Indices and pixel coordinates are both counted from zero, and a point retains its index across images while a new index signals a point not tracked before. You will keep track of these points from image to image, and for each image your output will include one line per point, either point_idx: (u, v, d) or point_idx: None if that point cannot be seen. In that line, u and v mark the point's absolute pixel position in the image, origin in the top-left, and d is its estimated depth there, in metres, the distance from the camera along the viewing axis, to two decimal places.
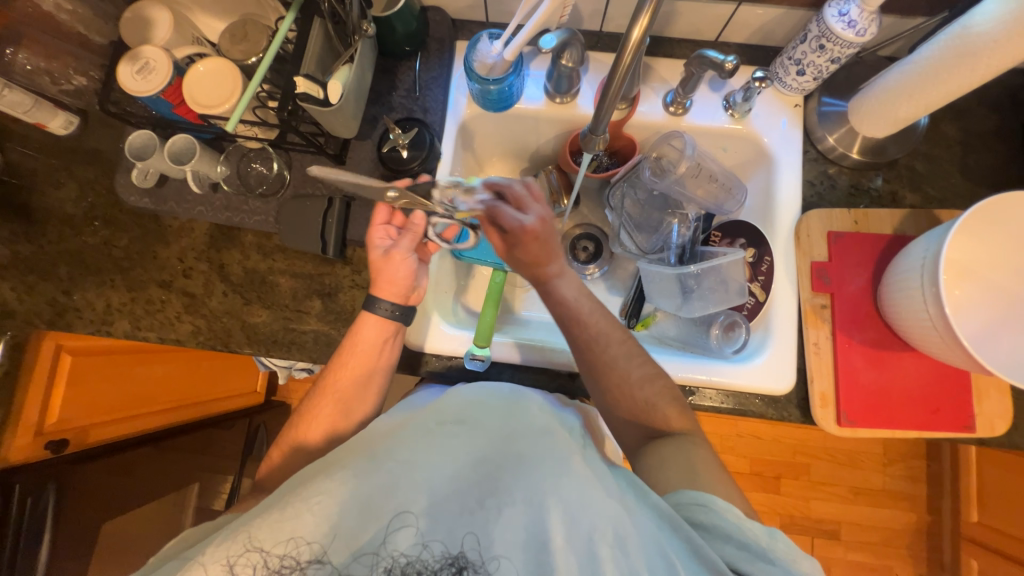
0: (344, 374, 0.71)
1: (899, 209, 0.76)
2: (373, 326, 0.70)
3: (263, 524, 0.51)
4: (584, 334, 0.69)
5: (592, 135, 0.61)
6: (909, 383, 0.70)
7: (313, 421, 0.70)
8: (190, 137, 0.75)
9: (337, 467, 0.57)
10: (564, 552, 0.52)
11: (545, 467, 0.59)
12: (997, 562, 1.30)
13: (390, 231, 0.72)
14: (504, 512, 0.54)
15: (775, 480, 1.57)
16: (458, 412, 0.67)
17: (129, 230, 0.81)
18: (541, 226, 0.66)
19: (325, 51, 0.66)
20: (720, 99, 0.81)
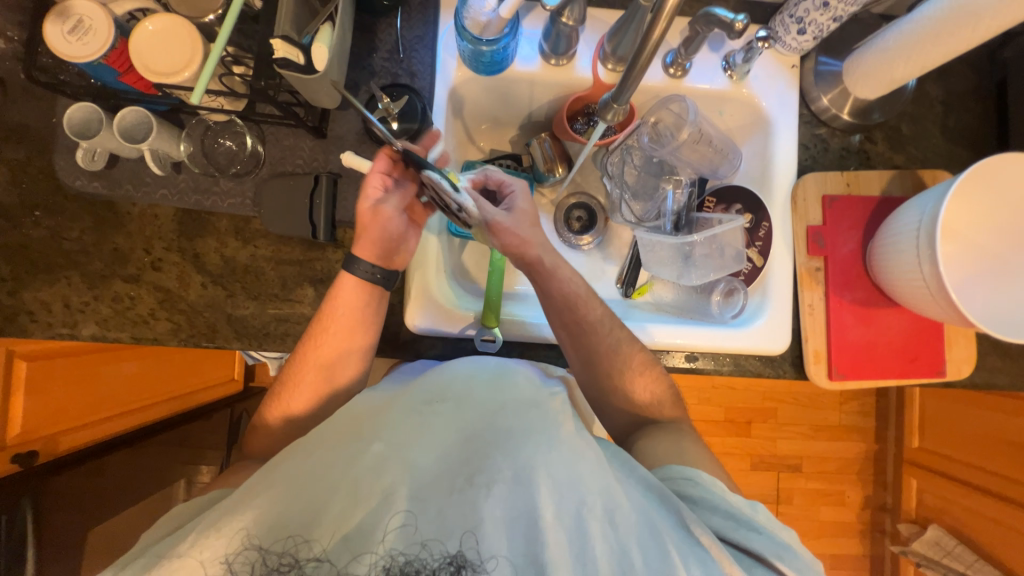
0: (324, 348, 0.67)
1: (886, 171, 0.79)
2: (352, 289, 0.67)
3: (250, 517, 0.49)
4: (589, 314, 0.70)
5: (611, 104, 0.61)
6: (892, 336, 0.76)
7: (292, 394, 0.68)
8: (143, 111, 0.65)
9: (321, 449, 0.55)
10: (554, 528, 0.49)
11: (532, 438, 0.55)
12: (935, 480, 1.48)
13: (385, 182, 0.68)
14: (492, 492, 0.51)
15: (746, 424, 1.69)
16: (441, 389, 0.61)
17: (80, 220, 0.71)
18: (516, 216, 0.69)
19: (302, 6, 0.57)
20: (719, 60, 0.78)
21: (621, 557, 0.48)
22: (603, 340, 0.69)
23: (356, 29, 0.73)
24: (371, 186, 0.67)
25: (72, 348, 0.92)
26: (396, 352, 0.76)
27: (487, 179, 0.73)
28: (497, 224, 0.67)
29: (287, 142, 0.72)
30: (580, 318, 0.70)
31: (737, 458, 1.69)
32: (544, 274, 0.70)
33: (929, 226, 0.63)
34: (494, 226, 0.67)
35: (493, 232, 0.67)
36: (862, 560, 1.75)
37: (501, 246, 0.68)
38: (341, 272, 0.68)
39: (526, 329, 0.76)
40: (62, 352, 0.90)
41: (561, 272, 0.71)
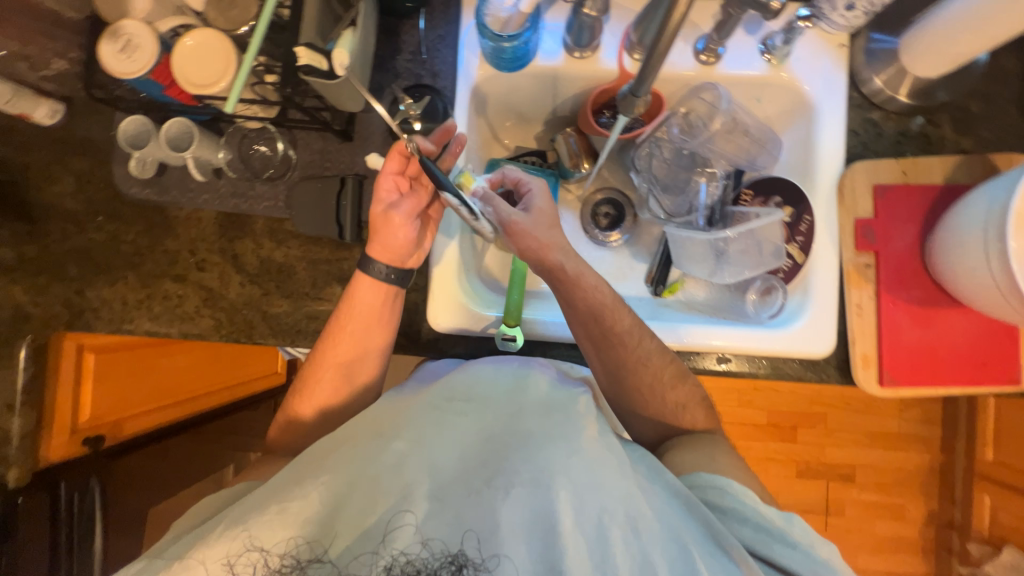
0: (343, 346, 0.69)
1: (950, 156, 0.71)
2: (369, 290, 0.69)
3: (258, 523, 0.50)
4: (617, 325, 0.67)
5: (634, 95, 0.57)
6: (956, 339, 0.68)
7: (314, 390, 0.70)
8: (186, 121, 0.70)
9: (344, 445, 0.57)
10: (573, 535, 0.50)
11: (555, 443, 0.56)
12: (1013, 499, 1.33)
13: (398, 183, 0.70)
14: (510, 496, 0.52)
15: (791, 430, 1.59)
16: (465, 389, 0.62)
17: (135, 224, 0.78)
18: (534, 219, 0.68)
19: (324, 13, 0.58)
20: (756, 43, 0.73)
21: (642, 564, 0.48)
22: (627, 340, 0.67)
23: (380, 33, 0.74)
24: (386, 185, 0.69)
25: (132, 343, 1.00)
26: (420, 350, 0.77)
27: (504, 178, 0.72)
28: (512, 228, 0.67)
29: (316, 146, 0.75)
30: (607, 331, 0.67)
31: (782, 465, 1.60)
32: (568, 280, 0.67)
33: (999, 220, 0.56)
34: (507, 230, 0.67)
35: (508, 235, 0.68)
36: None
37: (518, 250, 0.69)
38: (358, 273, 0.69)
39: (548, 328, 0.75)
40: (122, 345, 0.97)
41: (586, 277, 0.67)
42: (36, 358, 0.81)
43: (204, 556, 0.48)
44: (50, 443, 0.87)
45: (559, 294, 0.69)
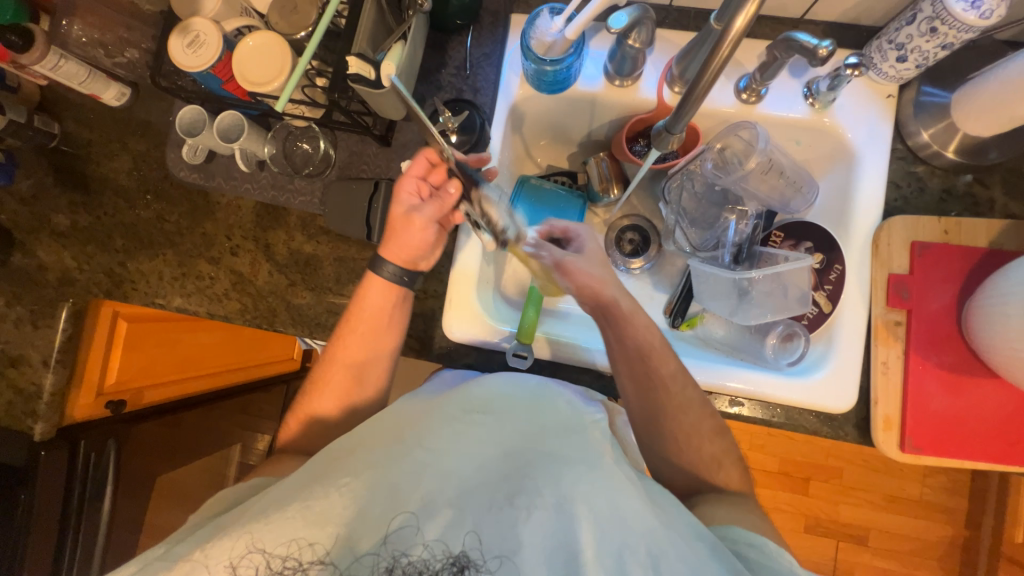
0: (354, 346, 0.71)
1: (996, 220, 0.68)
2: (381, 291, 0.70)
3: (275, 522, 0.51)
4: (661, 368, 0.66)
5: (670, 132, 0.58)
6: (987, 412, 0.65)
7: (325, 386, 0.72)
8: (237, 114, 0.74)
9: (369, 447, 0.59)
10: (594, 565, 0.50)
11: (575, 465, 0.56)
12: None
13: (421, 188, 0.70)
14: (533, 517, 0.52)
15: (803, 481, 1.53)
16: (484, 402, 0.63)
17: (180, 205, 0.82)
18: (590, 256, 0.70)
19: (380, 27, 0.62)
20: (800, 86, 0.73)
21: None
22: (666, 382, 0.67)
23: (429, 46, 0.77)
24: (407, 190, 0.69)
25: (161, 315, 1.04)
26: (430, 355, 0.78)
27: (552, 229, 0.72)
28: (566, 267, 0.68)
29: (355, 149, 0.77)
30: (652, 370, 0.66)
31: (790, 517, 1.53)
32: (620, 316, 0.67)
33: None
34: (564, 266, 0.67)
35: (564, 273, 0.68)
36: None
37: (572, 287, 0.69)
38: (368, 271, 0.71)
39: (560, 349, 0.75)
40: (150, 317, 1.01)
41: (638, 316, 0.68)
42: (74, 323, 0.86)
43: (225, 545, 0.50)
44: (76, 401, 0.91)
45: (607, 329, 0.69)
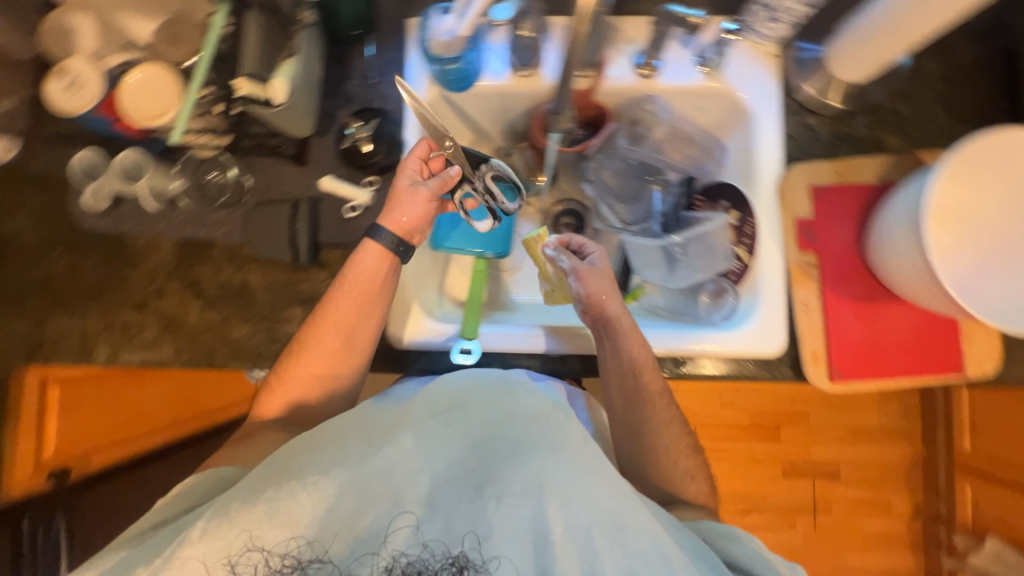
0: (346, 313, 0.70)
1: (880, 157, 0.74)
2: (373, 256, 0.69)
3: (246, 522, 0.50)
4: (652, 385, 0.71)
5: (558, 114, 0.66)
6: (899, 333, 0.71)
7: (311, 359, 0.70)
8: (137, 153, 0.73)
9: (335, 446, 0.57)
10: (563, 543, 0.50)
11: (542, 451, 0.55)
12: (995, 488, 1.33)
13: (421, 168, 0.71)
14: (502, 503, 0.53)
15: (775, 428, 1.60)
16: (450, 398, 0.62)
17: (91, 256, 0.78)
18: (603, 267, 0.72)
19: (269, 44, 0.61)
20: (691, 55, 0.76)
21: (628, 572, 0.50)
22: (654, 398, 0.71)
23: (330, 61, 0.77)
24: (410, 169, 0.71)
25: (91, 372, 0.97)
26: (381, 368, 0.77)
27: (570, 240, 0.75)
28: (581, 275, 0.70)
29: (270, 172, 0.76)
30: (641, 385, 0.70)
31: (767, 465, 1.61)
32: (618, 329, 0.70)
33: (914, 220, 0.59)
34: (579, 274, 0.71)
35: (579, 280, 0.71)
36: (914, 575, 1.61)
37: (582, 295, 0.71)
38: (365, 239, 0.71)
39: (504, 341, 0.75)
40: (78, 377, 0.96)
41: (634, 331, 0.70)
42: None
43: (190, 554, 0.49)
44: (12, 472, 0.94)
45: (604, 339, 0.71)
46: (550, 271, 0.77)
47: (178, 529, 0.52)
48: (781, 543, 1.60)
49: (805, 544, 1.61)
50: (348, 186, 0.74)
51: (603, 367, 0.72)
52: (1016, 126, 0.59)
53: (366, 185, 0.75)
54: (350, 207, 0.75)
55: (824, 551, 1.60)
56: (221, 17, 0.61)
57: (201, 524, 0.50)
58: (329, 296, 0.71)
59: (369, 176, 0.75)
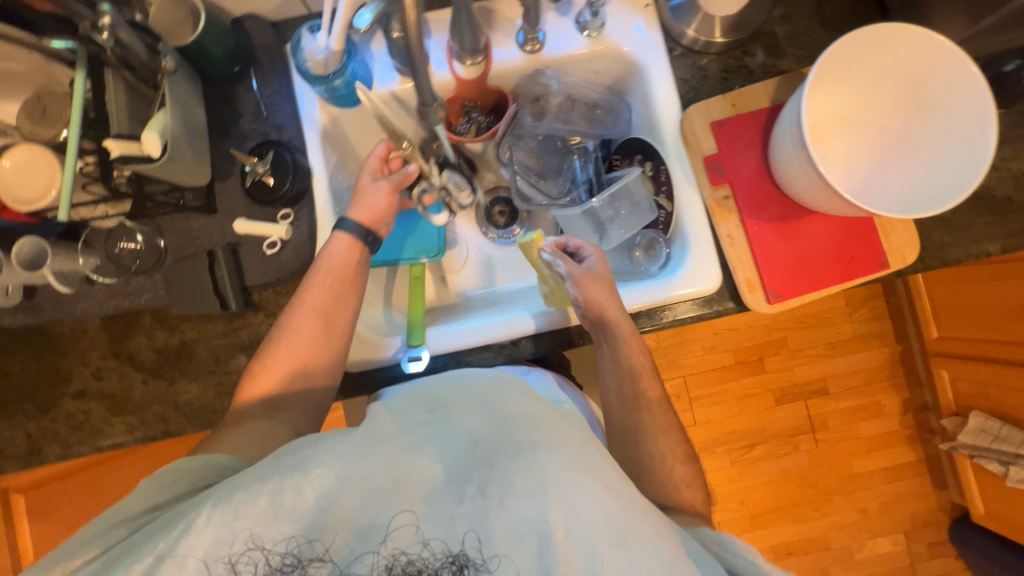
0: (324, 301, 0.69)
1: (769, 80, 0.76)
2: (342, 248, 0.71)
3: (249, 516, 0.48)
4: (649, 392, 0.74)
5: (426, 107, 0.62)
6: (821, 243, 0.73)
7: (290, 350, 0.68)
8: (36, 239, 0.69)
9: (343, 437, 0.54)
10: (567, 546, 0.47)
11: (545, 452, 0.51)
12: (971, 367, 1.35)
13: (381, 169, 0.76)
14: (505, 506, 0.49)
15: (759, 360, 1.56)
16: (450, 395, 0.60)
17: (20, 354, 0.75)
18: (602, 269, 0.71)
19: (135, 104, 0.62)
20: (572, 22, 0.77)
21: None
22: (653, 406, 0.74)
23: (216, 103, 0.75)
24: (370, 168, 0.75)
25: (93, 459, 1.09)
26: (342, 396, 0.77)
27: (567, 242, 0.75)
28: (578, 279, 0.69)
29: (181, 228, 0.74)
30: (638, 393, 0.74)
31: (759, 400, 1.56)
32: (618, 336, 0.70)
33: (798, 134, 0.62)
34: (576, 279, 0.68)
35: (576, 285, 0.69)
36: (921, 470, 1.56)
37: (581, 301, 0.69)
38: (332, 232, 0.72)
39: (456, 338, 0.76)
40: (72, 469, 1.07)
41: (632, 339, 0.71)
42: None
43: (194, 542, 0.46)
44: None
45: (604, 344, 0.73)
46: (547, 276, 0.75)
47: (170, 522, 0.48)
48: (786, 471, 1.55)
49: (812, 466, 1.56)
50: (269, 228, 0.72)
51: (604, 369, 0.76)
52: (877, 22, 0.61)
53: (282, 219, 0.74)
54: (270, 243, 0.73)
55: (830, 467, 1.56)
56: (81, 79, 0.58)
57: (206, 509, 0.48)
58: (303, 288, 0.70)
59: (282, 210, 0.74)
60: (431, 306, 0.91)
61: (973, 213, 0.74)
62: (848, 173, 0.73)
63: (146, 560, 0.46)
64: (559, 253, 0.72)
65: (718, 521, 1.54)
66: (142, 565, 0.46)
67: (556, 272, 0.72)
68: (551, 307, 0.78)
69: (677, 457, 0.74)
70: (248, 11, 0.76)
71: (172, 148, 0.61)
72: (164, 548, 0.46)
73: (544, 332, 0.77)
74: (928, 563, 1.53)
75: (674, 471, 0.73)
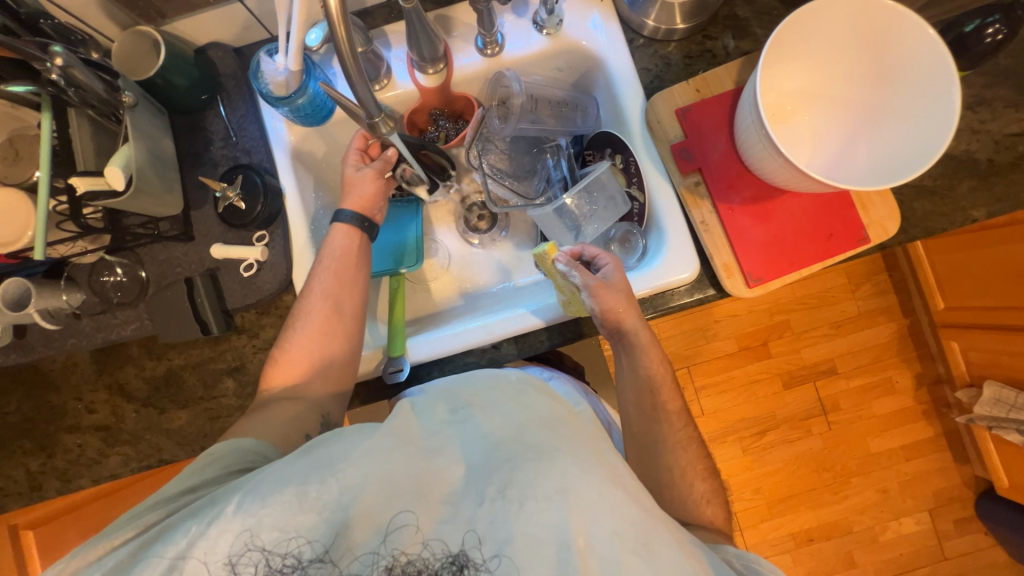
0: (331, 285, 0.71)
1: (732, 63, 0.75)
2: (342, 234, 0.74)
3: (276, 506, 0.48)
4: (667, 401, 0.73)
5: (373, 120, 0.55)
6: (798, 221, 0.72)
7: (306, 335, 0.69)
8: (21, 279, 0.71)
9: (370, 434, 0.54)
10: (586, 554, 0.47)
11: (565, 456, 0.52)
12: (979, 336, 1.31)
13: (363, 158, 0.78)
14: (525, 508, 0.49)
15: (764, 345, 1.54)
16: (472, 395, 0.61)
17: (16, 392, 0.77)
18: (618, 276, 0.69)
19: (98, 139, 0.66)
20: (530, 22, 0.78)
21: None
22: (672, 418, 0.73)
23: (187, 131, 0.77)
24: (351, 160, 0.77)
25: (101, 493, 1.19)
26: None
27: (583, 251, 0.73)
28: (596, 289, 0.66)
29: (161, 257, 0.75)
30: (659, 404, 0.72)
31: (765, 384, 1.54)
32: (637, 346, 0.70)
33: (757, 115, 0.61)
34: (593, 290, 0.66)
35: (592, 297, 0.66)
36: (939, 445, 1.51)
37: (598, 313, 0.67)
38: (332, 224, 0.75)
39: (436, 347, 0.75)
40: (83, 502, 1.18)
41: (652, 348, 0.71)
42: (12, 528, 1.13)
43: (224, 528, 0.47)
44: None
45: (622, 353, 0.73)
46: (563, 285, 0.71)
47: (209, 505, 0.50)
48: (801, 455, 1.52)
49: (827, 449, 1.52)
50: (246, 250, 0.73)
51: (622, 378, 0.75)
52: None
53: (257, 241, 0.75)
54: (246, 266, 0.74)
55: (845, 448, 1.52)
56: (46, 121, 0.61)
57: (236, 498, 0.48)
58: (311, 277, 0.72)
59: (257, 232, 0.75)
60: (417, 314, 0.90)
61: (954, 177, 0.72)
62: (819, 149, 0.72)
63: (167, 557, 0.46)
64: (574, 264, 0.69)
65: (736, 509, 1.51)
66: (162, 565, 0.46)
67: (571, 282, 0.69)
68: (567, 315, 0.74)
69: (691, 458, 0.73)
70: (211, 39, 0.77)
71: (137, 180, 0.63)
72: (196, 536, 0.47)
73: (553, 324, 0.76)
74: (954, 541, 1.49)
75: (689, 475, 0.72)
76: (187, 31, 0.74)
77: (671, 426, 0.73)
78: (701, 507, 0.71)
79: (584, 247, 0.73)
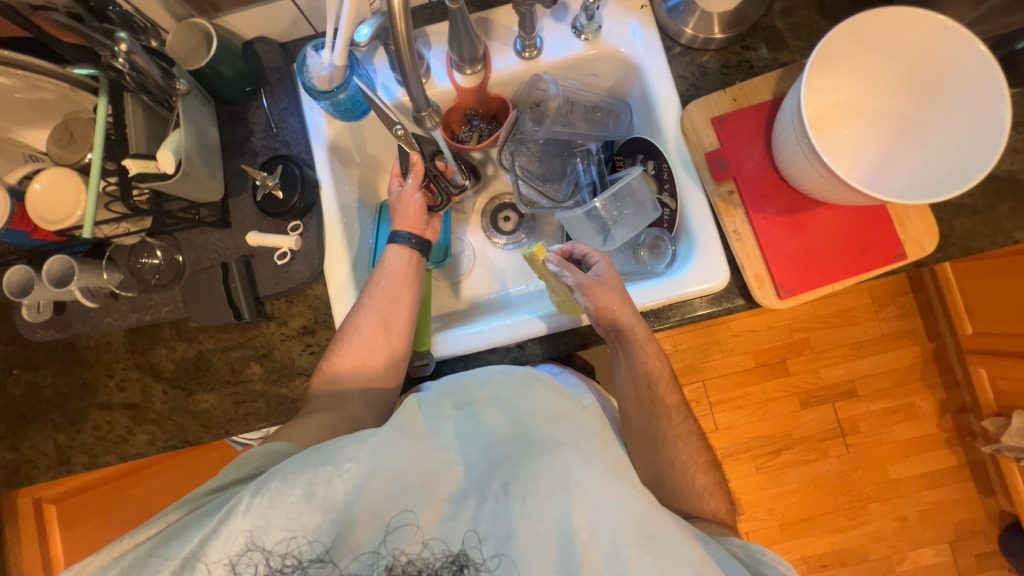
0: (382, 300, 0.72)
1: (771, 73, 0.75)
2: (395, 255, 0.76)
3: (285, 507, 0.48)
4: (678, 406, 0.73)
5: (421, 114, 0.57)
6: (831, 234, 0.71)
7: (354, 343, 0.70)
8: (66, 256, 0.73)
9: (377, 431, 0.54)
10: (589, 547, 0.47)
11: (567, 451, 0.53)
12: (1009, 364, 1.28)
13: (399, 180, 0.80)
14: (527, 504, 0.49)
15: (782, 363, 1.51)
16: (478, 390, 0.61)
17: (50, 367, 0.80)
18: (611, 276, 0.70)
19: (149, 124, 0.69)
20: (569, 27, 0.79)
21: None
22: (672, 413, 0.73)
23: (229, 121, 0.79)
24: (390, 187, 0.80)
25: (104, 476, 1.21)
26: None
27: (573, 250, 0.74)
28: (589, 286, 0.67)
29: (197, 242, 0.77)
30: (664, 406, 0.72)
31: (783, 403, 1.51)
32: (635, 344, 0.69)
33: (798, 125, 0.61)
34: (586, 288, 0.67)
35: (586, 295, 0.67)
36: (964, 476, 1.46)
37: (593, 311, 0.68)
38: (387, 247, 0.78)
39: (461, 341, 0.76)
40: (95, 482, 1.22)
41: (651, 346, 0.70)
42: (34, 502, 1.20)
43: (235, 529, 0.47)
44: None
45: (619, 351, 0.71)
46: (556, 284, 0.73)
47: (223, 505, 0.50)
48: (816, 477, 1.48)
49: (843, 473, 1.48)
50: (274, 237, 0.74)
51: (623, 379, 0.73)
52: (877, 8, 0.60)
53: (292, 230, 0.76)
54: (280, 254, 0.76)
55: (864, 473, 1.48)
56: (103, 104, 0.63)
57: (247, 496, 0.48)
58: (365, 294, 0.74)
59: (292, 221, 0.76)
60: (442, 310, 0.91)
61: (995, 197, 0.70)
62: (857, 163, 0.72)
63: (178, 557, 0.47)
64: (566, 263, 0.69)
65: (746, 531, 1.48)
66: (172, 564, 0.46)
67: (564, 282, 0.70)
68: (563, 316, 0.74)
69: (698, 461, 0.73)
70: (258, 33, 0.80)
71: (185, 164, 0.65)
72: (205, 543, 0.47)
73: (557, 332, 0.76)
74: None
75: (695, 477, 0.73)
76: (237, 24, 0.77)
77: (672, 422, 0.73)
78: (707, 509, 0.72)
79: (578, 248, 0.74)
